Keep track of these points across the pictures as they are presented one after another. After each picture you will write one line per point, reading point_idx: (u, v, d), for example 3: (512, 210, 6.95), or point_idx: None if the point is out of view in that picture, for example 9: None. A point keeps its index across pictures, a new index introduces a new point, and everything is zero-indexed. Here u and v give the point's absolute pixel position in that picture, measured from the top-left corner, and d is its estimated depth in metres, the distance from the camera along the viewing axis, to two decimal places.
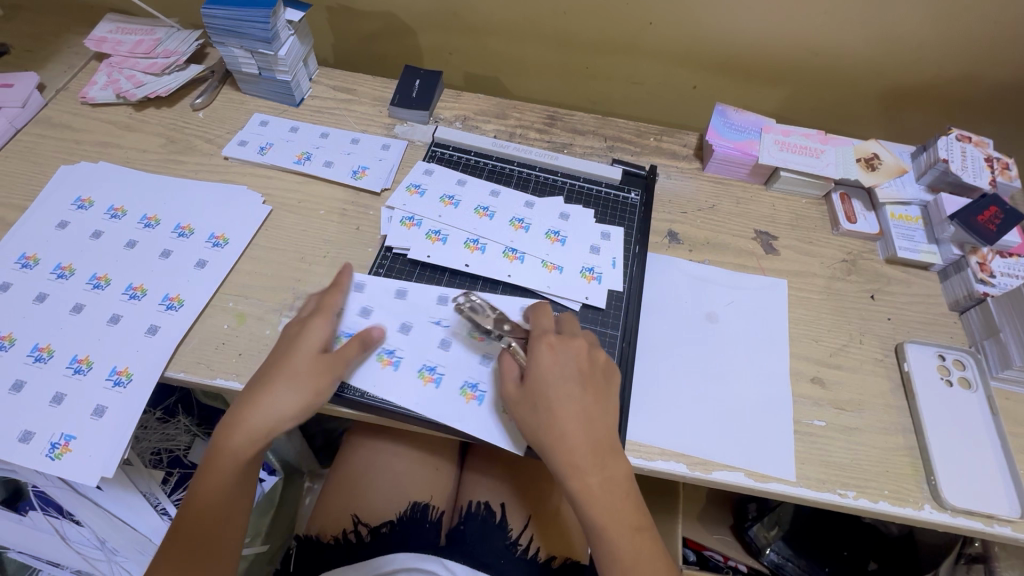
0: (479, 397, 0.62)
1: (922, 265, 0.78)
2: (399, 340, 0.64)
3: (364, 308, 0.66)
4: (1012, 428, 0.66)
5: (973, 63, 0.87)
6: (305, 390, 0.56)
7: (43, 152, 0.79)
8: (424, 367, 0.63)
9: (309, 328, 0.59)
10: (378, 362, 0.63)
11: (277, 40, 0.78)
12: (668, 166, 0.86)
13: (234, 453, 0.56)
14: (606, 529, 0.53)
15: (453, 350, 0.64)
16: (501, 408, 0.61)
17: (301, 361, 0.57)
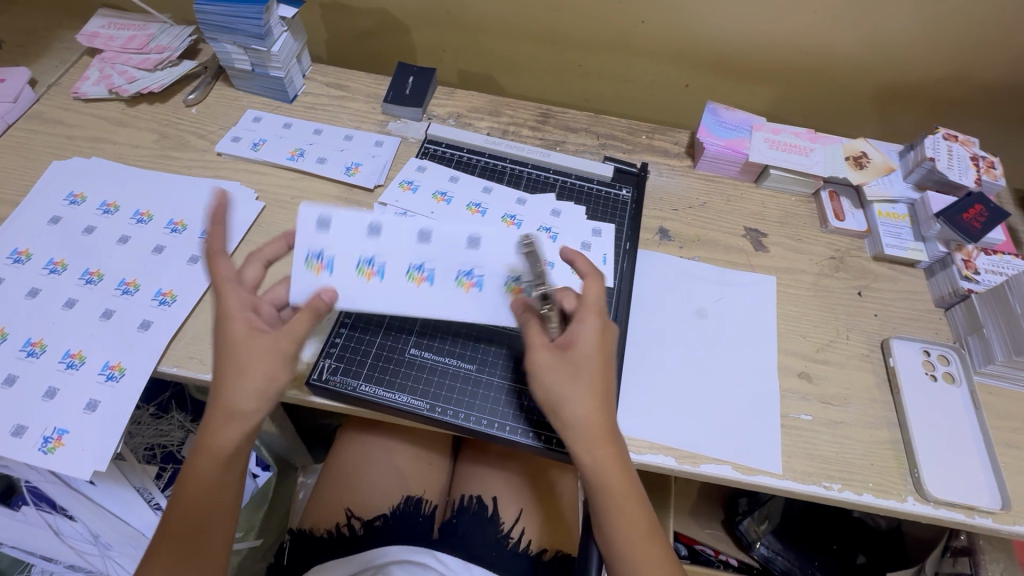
0: (478, 283, 0.60)
1: (908, 262, 0.79)
2: (373, 246, 0.60)
3: (322, 218, 0.60)
4: (995, 421, 0.67)
5: (960, 64, 0.88)
6: (263, 379, 0.50)
7: (35, 147, 0.79)
8: (413, 267, 0.61)
9: (224, 313, 0.52)
10: (361, 276, 0.59)
11: (270, 37, 0.78)
12: (659, 163, 0.87)
13: (212, 448, 0.51)
14: (618, 499, 0.53)
15: (436, 240, 0.61)
16: (504, 287, 0.61)
17: (240, 347, 0.51)
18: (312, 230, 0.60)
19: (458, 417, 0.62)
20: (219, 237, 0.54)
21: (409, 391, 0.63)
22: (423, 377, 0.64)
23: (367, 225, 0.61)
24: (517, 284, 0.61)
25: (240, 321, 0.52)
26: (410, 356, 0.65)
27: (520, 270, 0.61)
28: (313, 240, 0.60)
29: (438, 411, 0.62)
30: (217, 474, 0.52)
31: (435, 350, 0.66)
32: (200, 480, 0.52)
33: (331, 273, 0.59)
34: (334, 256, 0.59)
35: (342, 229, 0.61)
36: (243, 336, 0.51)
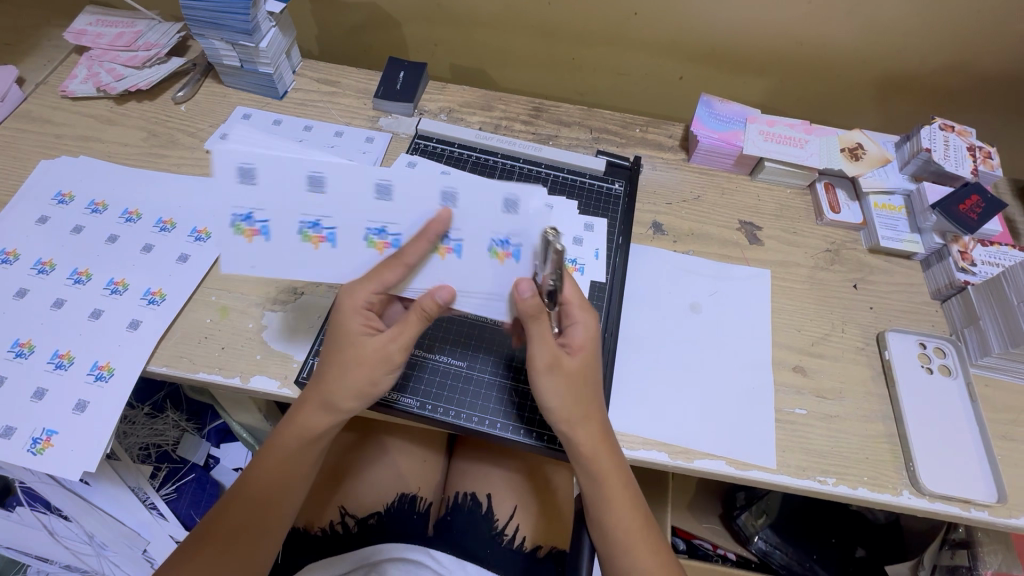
0: (457, 248, 0.53)
1: (904, 254, 0.78)
2: (319, 204, 0.53)
3: (244, 166, 0.51)
4: (991, 414, 0.67)
5: (957, 54, 0.87)
6: (364, 377, 0.55)
7: (23, 147, 0.78)
8: (372, 232, 0.54)
9: (351, 311, 0.54)
10: (310, 241, 0.55)
11: (258, 32, 0.77)
12: (653, 157, 0.86)
13: (299, 433, 0.56)
14: (615, 496, 0.55)
15: (397, 199, 0.52)
16: (489, 252, 0.53)
17: (360, 347, 0.54)
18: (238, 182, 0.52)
19: (449, 415, 0.62)
20: (417, 250, 0.52)
21: (399, 388, 0.63)
22: (414, 374, 0.64)
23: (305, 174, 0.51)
24: (505, 246, 0.52)
25: (359, 317, 0.54)
26: None
27: (507, 233, 0.52)
28: (243, 197, 0.52)
29: (428, 408, 0.62)
30: (296, 459, 0.56)
31: (425, 347, 0.66)
32: (280, 463, 0.56)
33: (267, 241, 0.55)
34: (270, 221, 0.54)
35: (275, 177, 0.52)
36: (354, 330, 0.54)
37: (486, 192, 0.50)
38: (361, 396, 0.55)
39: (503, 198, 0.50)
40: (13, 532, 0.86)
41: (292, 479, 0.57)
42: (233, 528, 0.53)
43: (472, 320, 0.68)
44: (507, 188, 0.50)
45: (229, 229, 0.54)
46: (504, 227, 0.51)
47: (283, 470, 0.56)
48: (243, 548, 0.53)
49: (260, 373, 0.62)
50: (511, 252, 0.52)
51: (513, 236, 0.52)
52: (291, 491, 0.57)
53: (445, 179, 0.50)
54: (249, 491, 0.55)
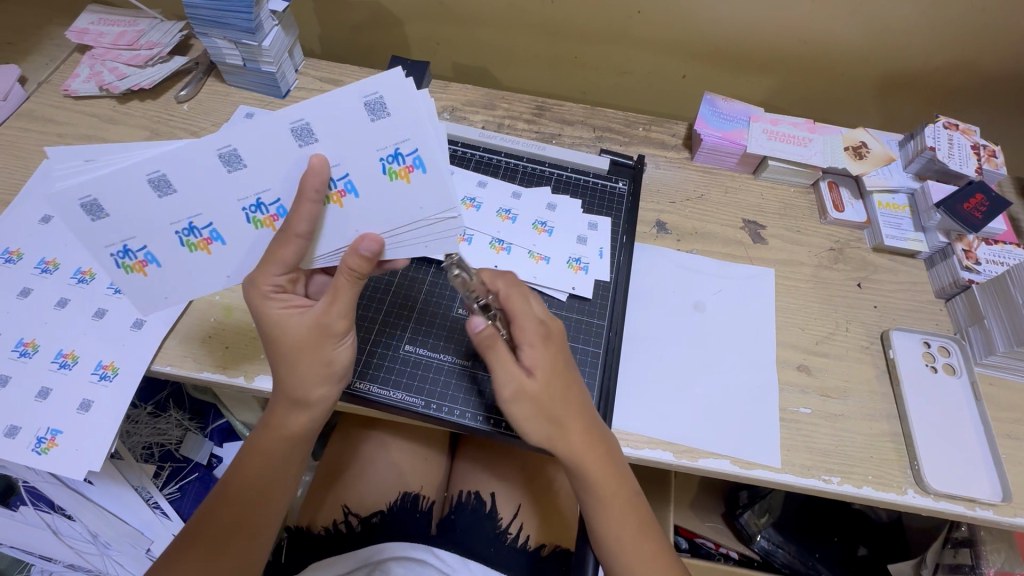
0: (352, 187, 0.51)
1: (908, 252, 0.78)
2: (185, 211, 0.52)
3: (88, 202, 0.50)
4: (996, 413, 0.67)
5: (961, 52, 0.87)
6: (315, 360, 0.52)
7: (26, 146, 0.78)
8: (252, 211, 0.53)
9: (264, 295, 0.51)
10: (198, 247, 0.55)
11: (261, 31, 0.77)
12: (656, 155, 0.86)
13: (279, 434, 0.55)
14: (609, 503, 0.54)
15: (250, 161, 0.50)
16: (388, 172, 0.51)
17: (297, 330, 0.52)
18: (92, 221, 0.51)
19: (454, 414, 0.62)
20: (307, 212, 0.49)
21: (405, 388, 0.63)
22: (418, 373, 0.64)
23: (147, 182, 0.50)
24: (399, 160, 0.50)
25: (276, 302, 0.51)
26: (404, 353, 0.65)
27: (392, 144, 0.50)
28: (107, 231, 0.52)
29: (433, 408, 0.62)
30: (278, 458, 0.56)
31: (429, 346, 0.66)
32: (261, 465, 0.55)
33: (158, 267, 0.56)
34: (149, 246, 0.54)
35: (124, 202, 0.51)
36: (280, 316, 0.51)
37: (341, 109, 0.48)
38: (321, 378, 0.53)
39: (365, 105, 0.48)
40: (17, 532, 0.87)
41: (274, 478, 0.56)
42: (224, 534, 0.53)
43: None
44: (360, 91, 0.47)
45: (119, 270, 0.56)
46: (384, 139, 0.49)
47: (266, 471, 0.56)
48: (238, 551, 0.54)
49: (263, 372, 0.62)
50: (410, 164, 0.50)
51: (401, 144, 0.50)
52: (278, 489, 0.57)
53: (286, 117, 0.48)
54: (231, 497, 0.55)
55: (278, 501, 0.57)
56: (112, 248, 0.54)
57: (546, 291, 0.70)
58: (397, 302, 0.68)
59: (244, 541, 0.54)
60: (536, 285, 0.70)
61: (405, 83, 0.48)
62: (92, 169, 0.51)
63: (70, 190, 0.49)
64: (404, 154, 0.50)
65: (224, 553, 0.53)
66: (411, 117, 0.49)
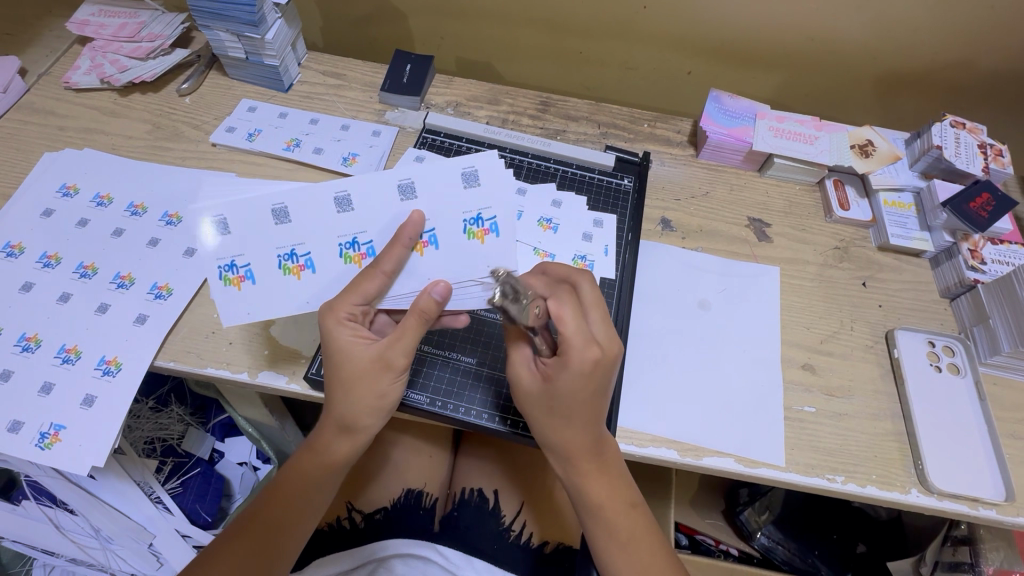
0: (433, 241, 0.54)
1: (913, 252, 0.78)
2: (293, 237, 0.54)
3: (216, 219, 0.53)
4: (999, 413, 0.67)
5: (969, 50, 0.86)
6: (370, 390, 0.54)
7: (27, 139, 0.77)
8: (348, 246, 0.55)
9: (335, 322, 0.52)
10: (291, 272, 0.55)
11: (264, 23, 0.76)
12: (661, 152, 0.86)
13: (319, 458, 0.56)
14: (603, 511, 0.55)
15: (360, 206, 0.54)
16: (466, 231, 0.54)
17: (356, 359, 0.53)
18: (214, 236, 0.53)
19: (459, 412, 0.62)
20: (393, 257, 0.52)
21: (410, 384, 0.63)
22: (422, 370, 0.64)
23: (269, 212, 0.53)
24: (479, 224, 0.54)
25: (347, 328, 0.52)
26: None
27: (476, 209, 0.54)
28: (218, 247, 0.54)
29: (438, 405, 0.62)
30: (318, 481, 0.57)
31: (436, 343, 0.65)
32: (303, 485, 0.56)
33: (253, 285, 0.55)
34: (252, 263, 0.54)
35: (245, 224, 0.53)
36: (347, 344, 0.52)
37: (447, 175, 0.54)
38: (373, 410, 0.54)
39: (462, 173, 0.54)
40: (17, 526, 0.86)
41: (309, 500, 0.57)
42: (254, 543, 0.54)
43: (483, 317, 0.67)
44: (460, 163, 0.54)
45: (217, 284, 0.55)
46: (470, 203, 0.54)
47: (302, 490, 0.56)
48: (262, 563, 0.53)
49: (267, 369, 0.62)
50: (487, 227, 0.54)
51: (482, 210, 0.54)
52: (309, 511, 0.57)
53: (397, 174, 0.54)
54: (267, 511, 0.55)
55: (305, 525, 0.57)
56: (217, 262, 0.54)
57: None
58: None
59: (270, 553, 0.54)
60: None
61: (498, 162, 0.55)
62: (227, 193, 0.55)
63: (208, 207, 0.53)
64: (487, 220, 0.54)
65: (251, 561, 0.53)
66: (499, 187, 0.54)
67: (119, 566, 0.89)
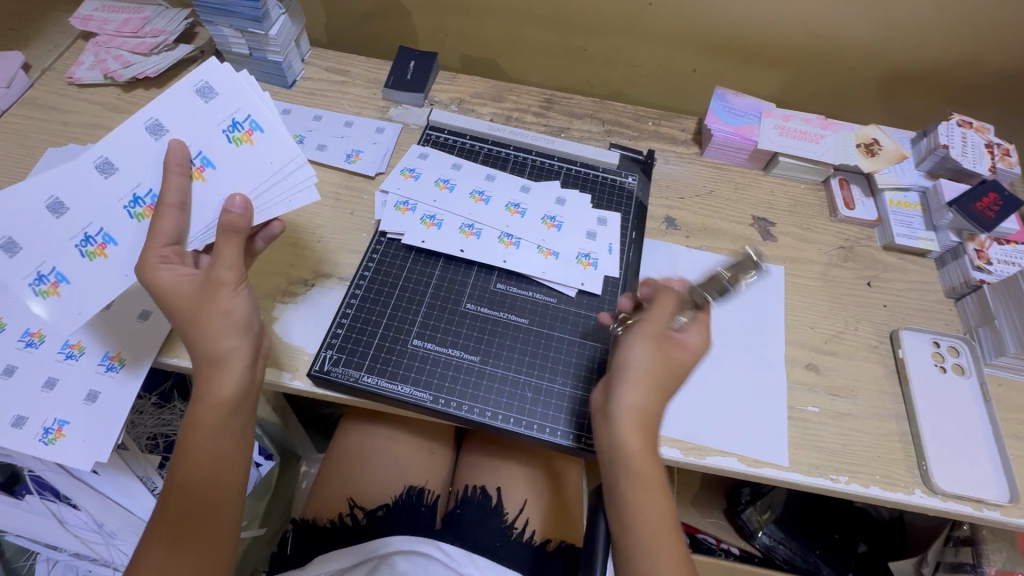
0: (207, 162, 0.59)
1: (919, 251, 0.77)
2: (88, 220, 0.60)
3: (5, 241, 0.59)
4: (1004, 414, 0.66)
5: (977, 49, 0.86)
6: (213, 313, 0.52)
7: (30, 134, 0.77)
8: (133, 203, 0.61)
9: (150, 269, 0.52)
10: (96, 253, 0.60)
11: (268, 19, 0.76)
12: (665, 150, 0.85)
13: (209, 409, 0.52)
14: (647, 488, 0.52)
15: (121, 165, 0.61)
16: (233, 138, 0.60)
17: (180, 292, 0.52)
18: (10, 257, 0.59)
19: (463, 409, 0.61)
20: (174, 186, 0.56)
21: (413, 382, 0.62)
22: (426, 368, 0.63)
23: (45, 207, 0.60)
24: (239, 128, 0.61)
25: (165, 269, 0.52)
26: (413, 348, 0.65)
27: (228, 116, 0.61)
28: (26, 264, 0.59)
29: (442, 403, 0.62)
30: (217, 432, 0.52)
31: (439, 341, 0.65)
32: (206, 436, 0.52)
33: (69, 284, 0.59)
34: (57, 265, 0.59)
35: (33, 231, 0.59)
36: (171, 282, 0.52)
37: (183, 100, 0.61)
38: (227, 328, 0.52)
39: (197, 88, 0.61)
40: (21, 520, 0.87)
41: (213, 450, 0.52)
42: (182, 517, 0.51)
43: (486, 315, 0.67)
44: (188, 82, 0.61)
45: (35, 296, 0.59)
46: (220, 115, 0.61)
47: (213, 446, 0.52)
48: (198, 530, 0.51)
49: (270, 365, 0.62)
50: (247, 127, 0.60)
51: (236, 114, 0.61)
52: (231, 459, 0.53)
53: (139, 120, 0.61)
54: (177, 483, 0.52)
55: (232, 474, 0.53)
56: (26, 278, 0.59)
57: (555, 286, 0.69)
58: (407, 294, 0.68)
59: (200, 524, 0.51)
60: (545, 280, 0.69)
61: (225, 69, 0.62)
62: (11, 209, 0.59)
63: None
64: (243, 122, 0.61)
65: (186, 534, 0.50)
66: (236, 89, 0.61)
67: (122, 561, 0.91)
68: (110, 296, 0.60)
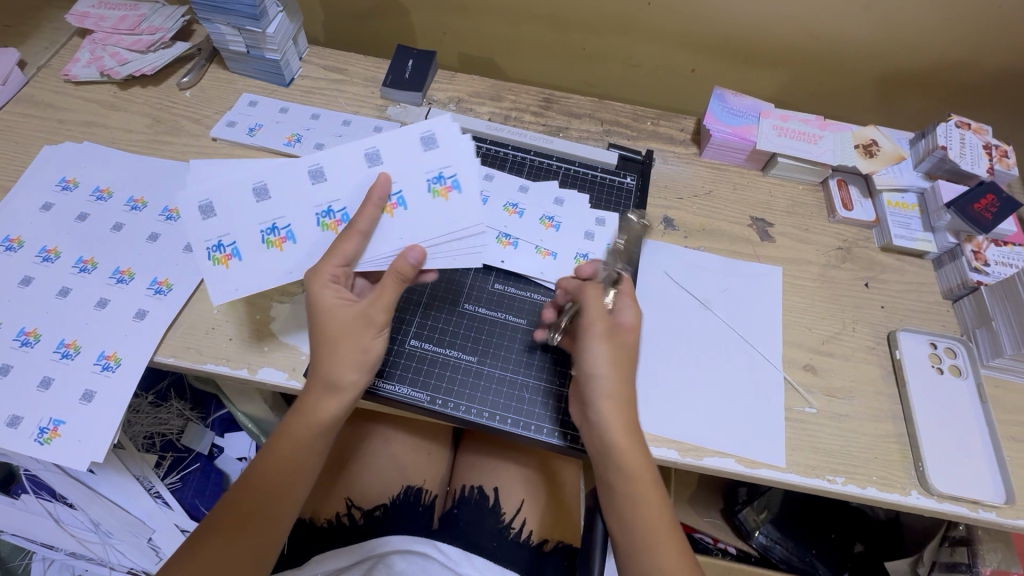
0: (399, 203, 0.58)
1: (917, 253, 0.77)
2: (275, 210, 0.58)
3: (204, 203, 0.57)
4: (1001, 415, 0.67)
5: (976, 50, 0.85)
6: (355, 348, 0.53)
7: (26, 132, 0.77)
8: (323, 214, 0.58)
9: (319, 280, 0.53)
10: (274, 245, 0.57)
11: (265, 17, 0.75)
12: (664, 150, 0.85)
13: (307, 423, 0.54)
14: (641, 483, 0.52)
15: (332, 176, 0.58)
16: (432, 189, 0.59)
17: (335, 314, 0.53)
18: (202, 220, 0.57)
19: (459, 409, 0.61)
20: (366, 218, 0.55)
21: (409, 382, 0.62)
22: (423, 368, 0.63)
23: (249, 190, 0.58)
24: (442, 182, 0.59)
25: (330, 289, 0.53)
26: (410, 347, 0.64)
27: (437, 168, 0.59)
28: (208, 231, 0.57)
29: (438, 403, 0.62)
30: (305, 447, 0.54)
31: (435, 341, 0.65)
32: (293, 447, 0.53)
33: (242, 262, 0.57)
34: (238, 242, 0.57)
35: (229, 203, 0.57)
36: (331, 305, 0.53)
37: (403, 142, 0.58)
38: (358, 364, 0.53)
39: (424, 135, 0.59)
40: (18, 519, 0.87)
41: (298, 463, 0.54)
42: (246, 515, 0.52)
43: (483, 315, 0.67)
44: (418, 129, 0.59)
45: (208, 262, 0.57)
46: (432, 164, 0.59)
47: (294, 456, 0.54)
48: (253, 535, 0.51)
49: (266, 365, 0.62)
50: (450, 184, 0.59)
51: (445, 169, 0.59)
52: (302, 475, 0.55)
53: (362, 145, 0.59)
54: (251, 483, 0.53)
55: (300, 490, 0.54)
56: (207, 242, 0.57)
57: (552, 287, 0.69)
58: (404, 293, 0.68)
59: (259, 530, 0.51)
60: (543, 281, 0.69)
61: (454, 127, 0.59)
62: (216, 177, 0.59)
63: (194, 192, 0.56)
64: (450, 178, 0.59)
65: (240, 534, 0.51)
66: (457, 148, 0.59)
67: (118, 560, 0.91)
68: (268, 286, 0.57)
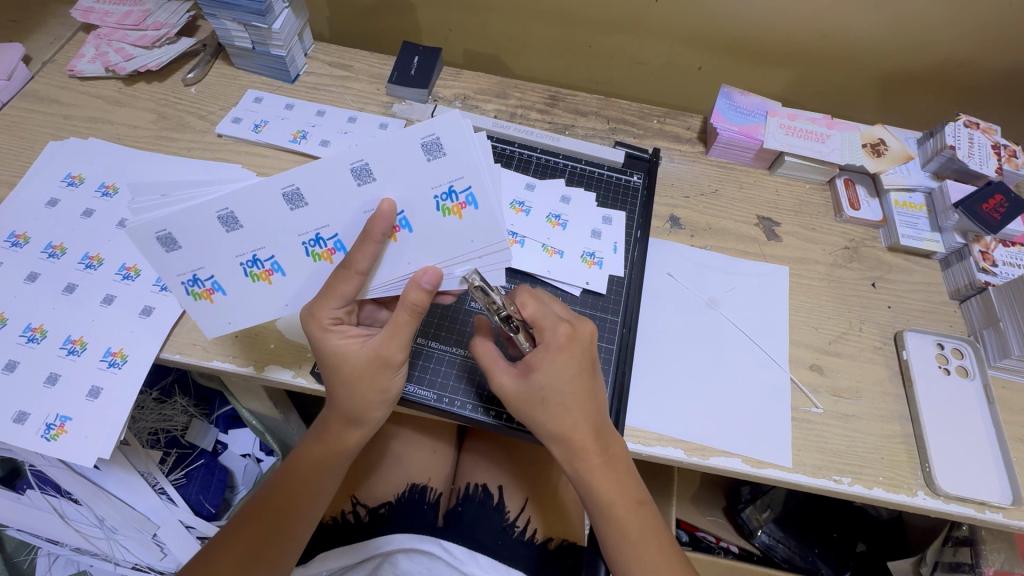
0: (405, 224, 0.51)
1: (924, 253, 0.77)
2: (251, 242, 0.51)
3: (162, 235, 0.49)
4: (1008, 416, 0.66)
5: (984, 49, 0.85)
6: (372, 387, 0.53)
7: (31, 127, 0.77)
8: (312, 244, 0.52)
9: (324, 324, 0.51)
10: (260, 278, 0.53)
11: (271, 12, 0.75)
12: (671, 149, 0.85)
13: (327, 451, 0.57)
14: (609, 507, 0.54)
15: (313, 199, 0.49)
16: (441, 208, 0.50)
17: (351, 358, 0.52)
18: (165, 253, 0.50)
19: (466, 409, 0.61)
20: (366, 254, 0.48)
21: (417, 381, 0.62)
22: (429, 366, 0.63)
23: (215, 219, 0.49)
24: (453, 198, 0.50)
25: (335, 334, 0.52)
26: (417, 345, 0.64)
27: (447, 181, 0.49)
28: (178, 265, 0.51)
29: (445, 402, 0.61)
30: (325, 473, 0.57)
31: (441, 338, 0.65)
32: (314, 474, 0.57)
33: (225, 296, 0.54)
34: (216, 276, 0.53)
35: (195, 237, 0.50)
36: (342, 347, 0.52)
37: (402, 148, 0.47)
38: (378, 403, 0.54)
39: (423, 142, 0.47)
40: (24, 514, 0.88)
41: (320, 489, 0.57)
42: (264, 534, 0.54)
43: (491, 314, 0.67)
44: (419, 132, 0.47)
45: (186, 295, 0.54)
46: (439, 177, 0.49)
47: (313, 479, 0.57)
48: (272, 552, 0.54)
49: (273, 362, 0.62)
50: (464, 201, 0.50)
51: (456, 182, 0.49)
52: (317, 499, 0.57)
53: (346, 158, 0.47)
54: (274, 501, 0.56)
55: (314, 510, 0.57)
56: (180, 278, 0.53)
57: (557, 285, 0.69)
58: None
59: (274, 549, 0.54)
60: (548, 279, 0.69)
61: (464, 126, 0.47)
62: (163, 201, 0.49)
63: (147, 223, 0.48)
64: (460, 194, 0.50)
65: (262, 549, 0.54)
66: (468, 157, 0.48)
67: (122, 556, 0.91)
68: (262, 320, 0.56)
